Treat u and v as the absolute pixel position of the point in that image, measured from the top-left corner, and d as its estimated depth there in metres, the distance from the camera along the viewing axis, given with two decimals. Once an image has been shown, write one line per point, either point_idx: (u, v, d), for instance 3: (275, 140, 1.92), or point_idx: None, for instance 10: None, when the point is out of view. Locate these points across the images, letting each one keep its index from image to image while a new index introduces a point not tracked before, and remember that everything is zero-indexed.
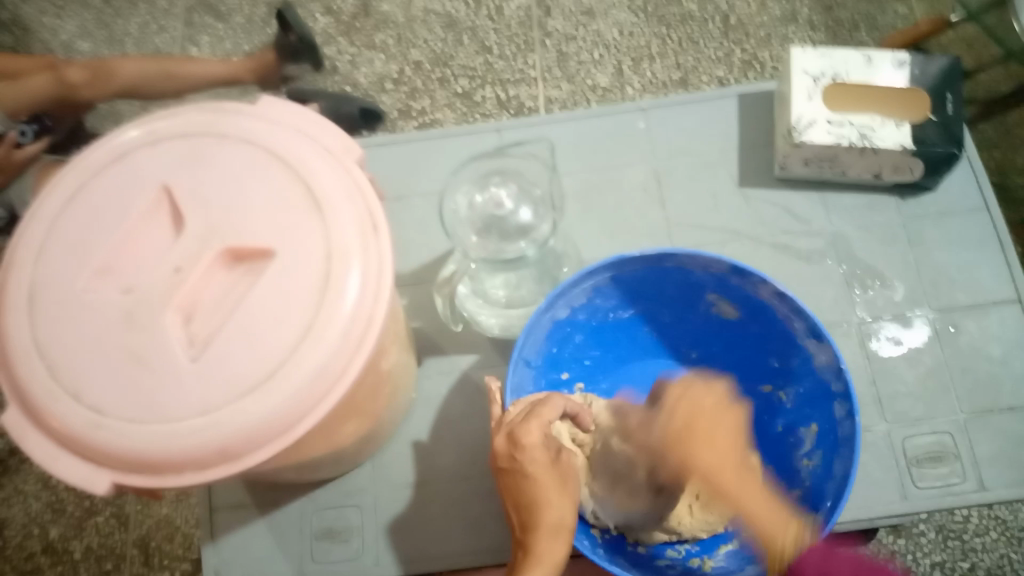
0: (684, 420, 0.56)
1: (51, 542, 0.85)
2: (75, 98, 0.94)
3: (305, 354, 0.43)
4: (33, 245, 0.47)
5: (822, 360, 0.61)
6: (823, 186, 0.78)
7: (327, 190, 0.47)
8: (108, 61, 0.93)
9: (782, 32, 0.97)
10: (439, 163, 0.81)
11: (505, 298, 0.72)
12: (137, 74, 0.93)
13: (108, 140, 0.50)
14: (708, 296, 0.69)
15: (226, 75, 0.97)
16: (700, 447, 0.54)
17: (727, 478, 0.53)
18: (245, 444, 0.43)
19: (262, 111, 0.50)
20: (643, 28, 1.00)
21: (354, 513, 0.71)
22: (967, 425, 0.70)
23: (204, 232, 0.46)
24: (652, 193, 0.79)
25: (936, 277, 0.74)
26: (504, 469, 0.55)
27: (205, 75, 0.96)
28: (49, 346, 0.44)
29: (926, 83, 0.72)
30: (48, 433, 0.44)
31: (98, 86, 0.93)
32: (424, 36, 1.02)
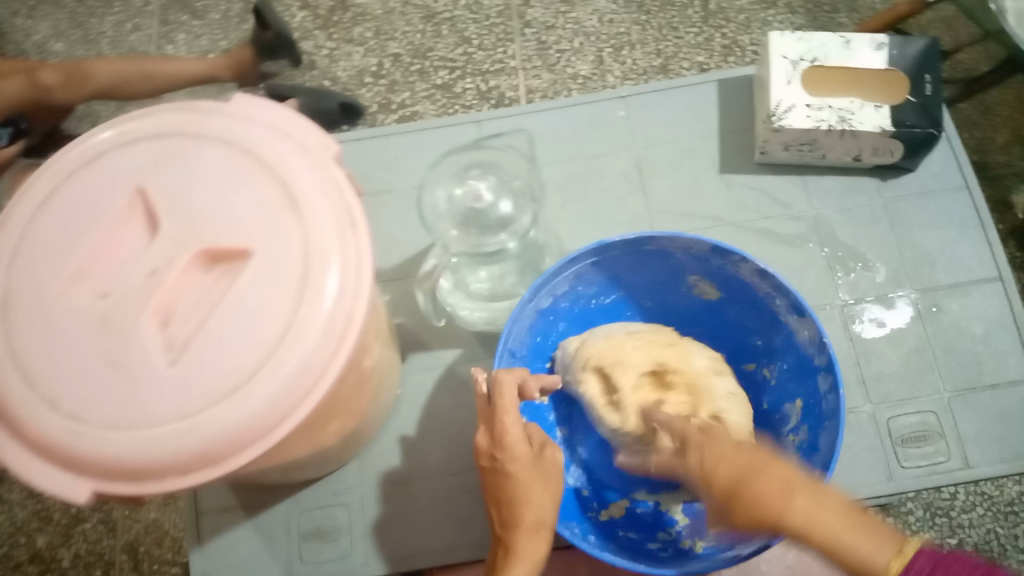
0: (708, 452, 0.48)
1: (39, 550, 0.84)
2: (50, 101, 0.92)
3: (285, 356, 0.43)
4: (5, 253, 0.46)
5: (806, 335, 0.61)
6: (804, 170, 0.78)
7: (303, 189, 0.47)
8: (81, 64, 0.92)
9: (761, 16, 0.97)
10: (419, 156, 0.81)
11: (489, 290, 0.72)
12: (114, 76, 0.92)
13: (80, 143, 0.49)
14: (689, 277, 0.68)
15: (203, 73, 0.96)
16: (761, 479, 0.43)
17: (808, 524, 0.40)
18: (227, 447, 0.43)
19: (236, 110, 0.50)
20: (622, 16, 0.99)
21: (342, 512, 0.70)
22: (951, 404, 0.70)
23: (179, 235, 0.45)
24: (633, 181, 0.79)
25: (918, 258, 0.74)
26: (485, 466, 0.56)
27: (181, 74, 0.95)
28: (25, 354, 0.44)
29: (904, 64, 0.72)
30: (26, 442, 0.44)
31: (73, 89, 0.91)
32: (402, 28, 1.01)
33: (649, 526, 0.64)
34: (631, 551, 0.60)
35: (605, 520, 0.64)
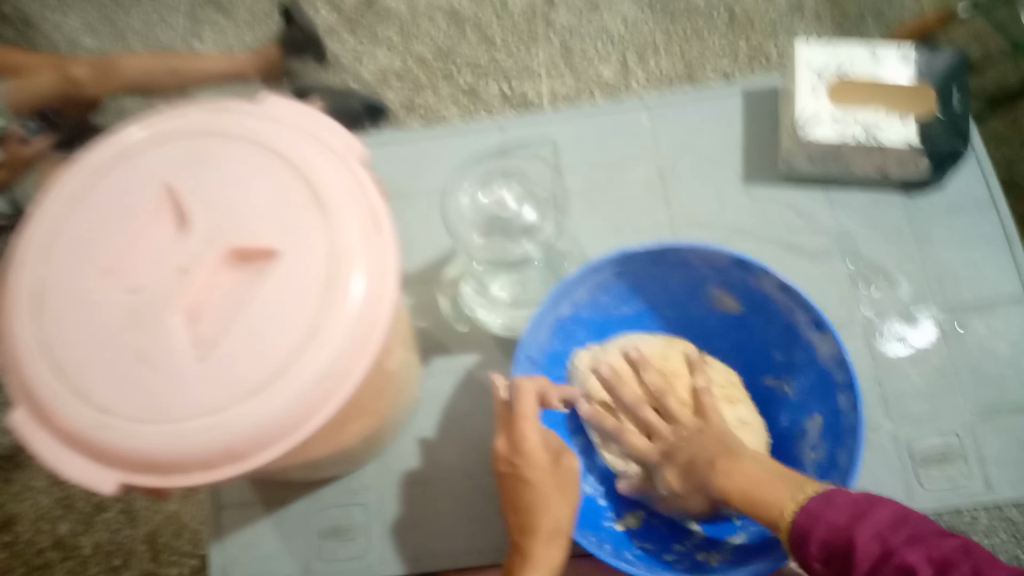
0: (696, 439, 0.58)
1: (61, 538, 0.86)
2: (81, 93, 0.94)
3: (311, 355, 0.44)
4: (38, 245, 0.47)
5: (826, 352, 0.61)
6: (829, 183, 0.77)
7: (332, 191, 0.47)
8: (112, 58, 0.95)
9: (789, 25, 0.97)
10: (443, 159, 0.81)
11: (508, 296, 0.73)
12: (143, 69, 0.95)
13: (113, 140, 0.50)
14: (710, 288, 0.68)
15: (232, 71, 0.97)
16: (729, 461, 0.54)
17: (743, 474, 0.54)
18: (252, 444, 0.44)
19: (266, 111, 0.50)
20: (648, 22, 0.99)
21: (360, 512, 0.71)
22: (974, 426, 0.69)
23: (208, 233, 0.46)
24: (657, 190, 0.79)
25: (943, 275, 0.74)
26: (504, 472, 0.57)
27: None
28: (55, 347, 0.44)
29: (932, 77, 0.72)
30: (55, 433, 0.44)
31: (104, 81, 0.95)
32: (428, 30, 1.01)
33: (666, 538, 0.64)
34: (647, 563, 0.60)
35: (620, 530, 0.64)
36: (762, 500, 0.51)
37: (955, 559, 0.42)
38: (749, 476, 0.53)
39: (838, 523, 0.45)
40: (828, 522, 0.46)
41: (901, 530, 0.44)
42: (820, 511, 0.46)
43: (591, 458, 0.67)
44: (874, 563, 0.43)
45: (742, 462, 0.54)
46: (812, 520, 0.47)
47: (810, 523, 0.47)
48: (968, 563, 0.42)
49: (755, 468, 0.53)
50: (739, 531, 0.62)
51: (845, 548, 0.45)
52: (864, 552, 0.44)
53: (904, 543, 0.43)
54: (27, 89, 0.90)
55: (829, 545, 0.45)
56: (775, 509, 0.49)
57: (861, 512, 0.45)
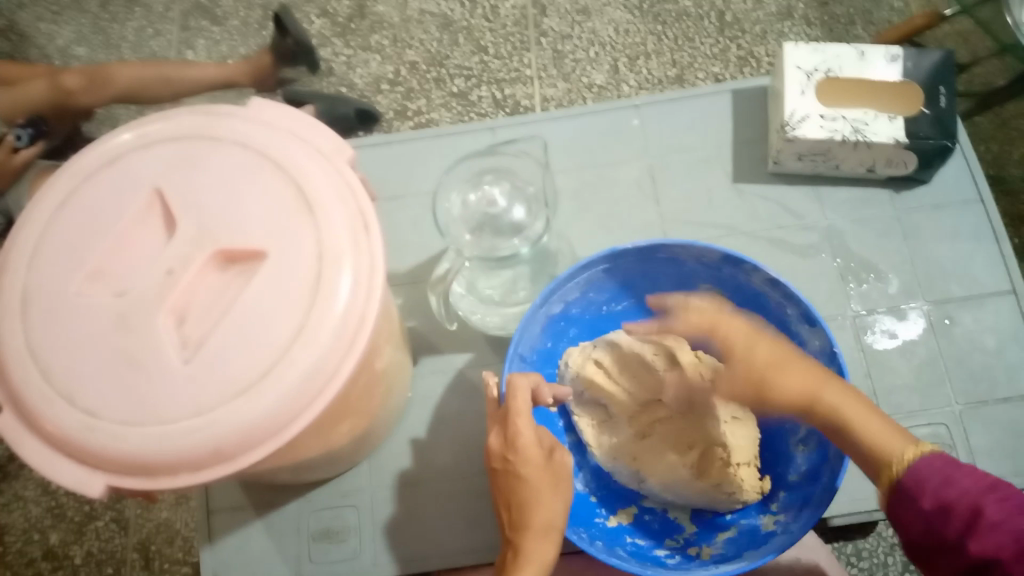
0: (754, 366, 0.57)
1: (52, 547, 0.85)
2: (71, 104, 0.94)
3: (298, 354, 0.44)
4: (26, 250, 0.47)
5: (816, 346, 0.61)
6: (817, 181, 0.78)
7: (319, 191, 0.47)
8: (103, 67, 0.93)
9: (777, 28, 0.97)
10: (433, 162, 0.82)
11: (501, 295, 0.72)
12: (134, 80, 0.94)
13: (101, 143, 0.50)
14: (701, 286, 0.68)
15: (222, 78, 0.97)
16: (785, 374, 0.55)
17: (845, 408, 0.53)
18: (239, 445, 0.43)
19: (253, 113, 0.51)
20: (638, 26, 1.00)
21: (351, 514, 0.71)
22: (963, 417, 0.70)
23: (196, 234, 0.46)
24: (646, 190, 0.79)
25: (931, 269, 0.74)
26: (497, 468, 0.56)
27: (200, 78, 0.96)
28: (42, 350, 0.44)
29: (918, 76, 0.72)
30: (42, 436, 0.44)
31: (93, 91, 0.93)
32: (419, 36, 1.02)
33: (657, 534, 0.64)
34: (641, 559, 0.60)
35: (613, 526, 0.64)
36: (875, 442, 0.51)
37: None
38: (853, 411, 0.53)
39: (934, 464, 0.48)
40: (929, 456, 0.49)
41: (992, 490, 0.46)
42: (915, 452, 0.50)
43: (582, 457, 0.67)
44: (955, 503, 0.46)
45: (858, 399, 0.54)
46: (908, 456, 0.50)
47: (907, 461, 0.49)
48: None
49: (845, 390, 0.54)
50: (729, 527, 0.63)
51: (934, 484, 0.48)
52: (949, 491, 0.47)
53: (984, 495, 0.46)
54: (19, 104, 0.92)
55: (920, 480, 0.48)
56: (889, 457, 0.50)
57: (959, 466, 0.48)
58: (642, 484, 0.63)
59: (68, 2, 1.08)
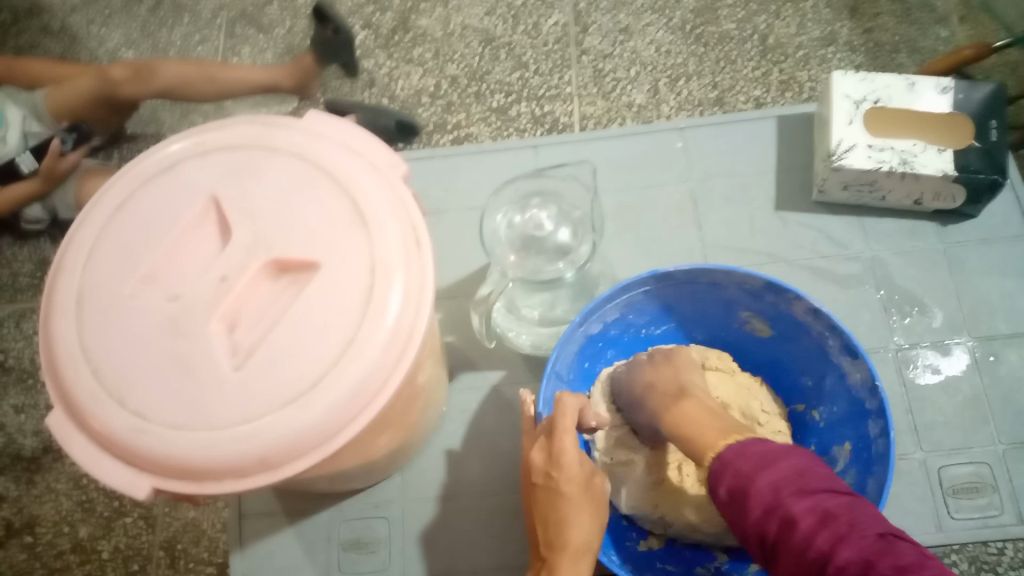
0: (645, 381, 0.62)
1: (81, 541, 0.86)
2: (118, 95, 0.93)
3: (348, 367, 0.44)
4: (82, 252, 0.48)
5: (857, 379, 0.61)
6: (861, 212, 0.77)
7: (373, 205, 0.48)
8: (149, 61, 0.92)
9: (821, 53, 0.97)
10: (475, 177, 0.82)
11: (539, 315, 0.72)
12: (180, 78, 0.93)
13: (158, 150, 0.51)
14: (742, 313, 0.68)
15: (263, 83, 0.98)
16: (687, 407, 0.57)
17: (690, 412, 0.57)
18: (285, 454, 0.44)
19: (310, 126, 0.51)
20: (680, 47, 1.00)
21: (381, 525, 0.71)
22: (1006, 457, 0.68)
23: (250, 244, 0.47)
24: (687, 214, 0.79)
25: (976, 305, 0.73)
26: (539, 484, 0.56)
27: (245, 80, 0.97)
28: (95, 351, 0.45)
29: (969, 109, 0.72)
30: (91, 436, 0.45)
31: (135, 86, 0.92)
32: (461, 51, 1.03)
33: (688, 561, 0.63)
34: None
35: (643, 550, 0.64)
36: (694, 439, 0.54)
37: (837, 514, 0.42)
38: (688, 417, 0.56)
39: (742, 521, 0.46)
40: (735, 471, 0.47)
41: (796, 483, 0.44)
42: (734, 460, 0.48)
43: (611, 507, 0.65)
44: (762, 512, 0.44)
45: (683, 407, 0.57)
46: (735, 464, 0.48)
47: (726, 463, 0.49)
48: (850, 523, 0.41)
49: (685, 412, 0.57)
50: None
51: (743, 492, 0.46)
52: (756, 501, 0.45)
53: (792, 495, 0.44)
54: (67, 101, 0.92)
55: (735, 490, 0.47)
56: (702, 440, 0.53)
57: (766, 463, 0.46)
58: (668, 528, 0.63)
59: (119, 6, 1.10)
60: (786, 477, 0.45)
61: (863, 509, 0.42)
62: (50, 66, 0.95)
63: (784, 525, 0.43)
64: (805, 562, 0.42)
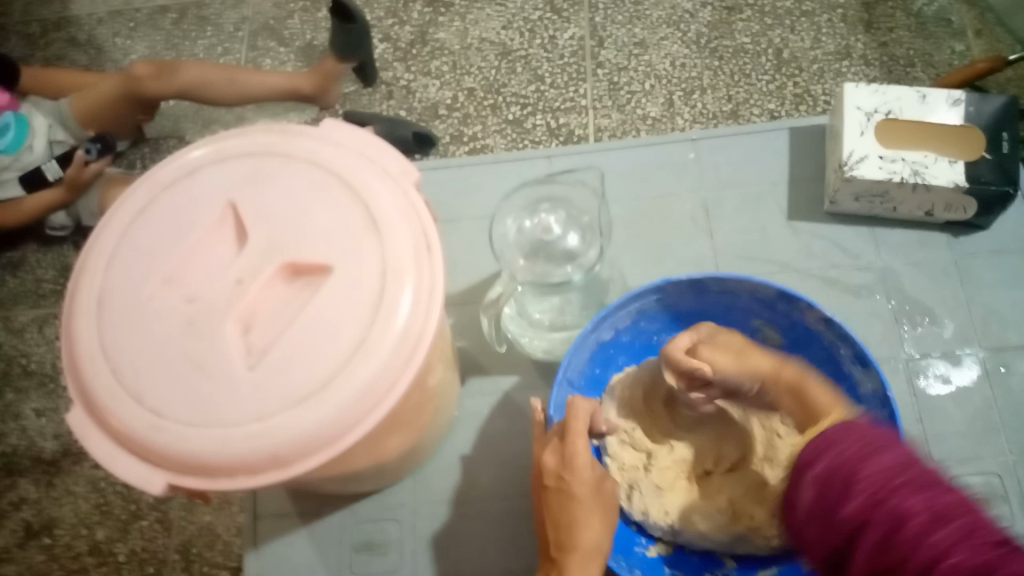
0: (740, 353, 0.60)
1: (97, 544, 0.87)
2: (143, 95, 0.93)
3: (358, 368, 0.45)
4: (104, 254, 0.49)
5: (868, 387, 0.61)
6: (873, 222, 0.77)
7: (386, 211, 0.49)
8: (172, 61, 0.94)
9: (836, 67, 0.98)
10: (489, 186, 0.83)
11: (549, 321, 0.74)
12: (200, 77, 0.94)
13: (178, 157, 0.52)
14: (753, 322, 0.68)
15: (286, 88, 0.98)
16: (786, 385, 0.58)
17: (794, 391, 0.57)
18: (296, 452, 0.45)
19: (326, 134, 0.53)
20: (695, 61, 1.01)
21: (392, 528, 0.72)
22: (1017, 469, 0.68)
23: (265, 247, 0.48)
24: (700, 224, 0.79)
25: (987, 316, 0.73)
26: (550, 486, 0.56)
27: (266, 84, 0.97)
28: (114, 350, 0.46)
29: (981, 121, 0.72)
30: (109, 433, 0.46)
31: (159, 84, 0.92)
32: (478, 63, 1.04)
33: (697, 568, 0.63)
34: None
35: (652, 556, 0.64)
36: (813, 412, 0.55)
37: (954, 516, 0.38)
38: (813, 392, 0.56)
39: (837, 512, 0.42)
40: (836, 457, 0.44)
41: (907, 474, 0.40)
42: (837, 446, 0.45)
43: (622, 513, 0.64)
44: (863, 502, 0.40)
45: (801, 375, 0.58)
46: (835, 451, 0.44)
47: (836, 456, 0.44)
48: (969, 526, 0.37)
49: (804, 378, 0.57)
50: (772, 564, 0.62)
51: (842, 482, 0.42)
52: (857, 490, 0.41)
53: (903, 487, 0.40)
54: (92, 106, 0.93)
55: (833, 480, 0.43)
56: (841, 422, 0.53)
57: (874, 453, 0.43)
58: (678, 536, 0.62)
59: (144, 19, 1.13)
60: (894, 469, 0.41)
61: (979, 512, 0.38)
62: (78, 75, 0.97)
63: (892, 519, 0.39)
64: (909, 562, 0.37)
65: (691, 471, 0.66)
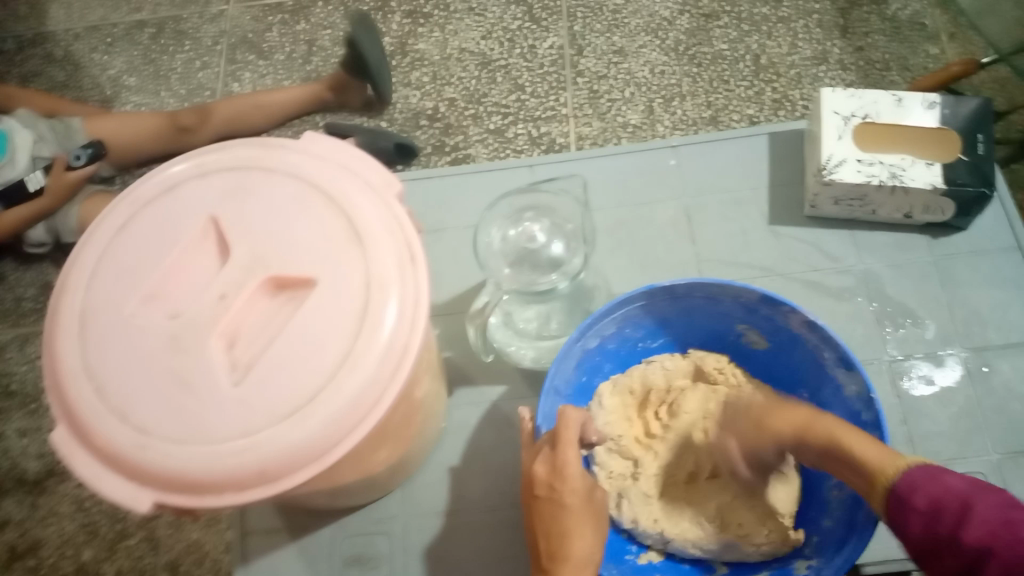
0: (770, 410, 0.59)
1: (84, 564, 0.86)
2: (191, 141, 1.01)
3: (345, 380, 0.45)
4: (86, 271, 0.49)
5: (853, 390, 0.61)
6: (854, 225, 0.78)
7: (369, 223, 0.49)
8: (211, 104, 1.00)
9: (813, 72, 0.98)
10: (473, 196, 0.83)
11: (537, 329, 0.74)
12: (234, 112, 1.00)
13: (158, 172, 0.52)
14: (738, 326, 0.69)
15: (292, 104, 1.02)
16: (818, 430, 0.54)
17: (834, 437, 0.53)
18: (284, 467, 0.44)
19: (306, 146, 0.53)
20: (674, 68, 1.01)
21: (383, 541, 0.71)
22: (1001, 467, 0.69)
23: (249, 261, 0.48)
24: (683, 229, 0.80)
25: (967, 315, 0.74)
26: (541, 496, 0.56)
27: (289, 103, 1.01)
28: (97, 368, 0.46)
29: (956, 123, 0.73)
30: (93, 452, 0.46)
31: (206, 130, 0.99)
32: (459, 74, 1.04)
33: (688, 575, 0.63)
34: None
35: (643, 564, 0.64)
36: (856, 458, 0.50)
37: None
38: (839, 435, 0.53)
39: (949, 536, 0.42)
40: (937, 487, 0.44)
41: (1023, 513, 0.41)
42: (931, 477, 0.45)
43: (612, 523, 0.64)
44: (986, 529, 0.40)
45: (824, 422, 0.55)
46: (937, 480, 0.44)
47: (915, 485, 0.45)
48: None
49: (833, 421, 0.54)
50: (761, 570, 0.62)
51: (952, 508, 0.42)
52: (975, 518, 0.41)
53: None
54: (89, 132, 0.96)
55: (936, 504, 0.43)
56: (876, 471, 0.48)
57: (980, 487, 0.43)
58: (668, 545, 0.63)
59: (122, 33, 1.12)
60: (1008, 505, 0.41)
61: None
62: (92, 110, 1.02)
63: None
64: None
65: (679, 475, 0.65)
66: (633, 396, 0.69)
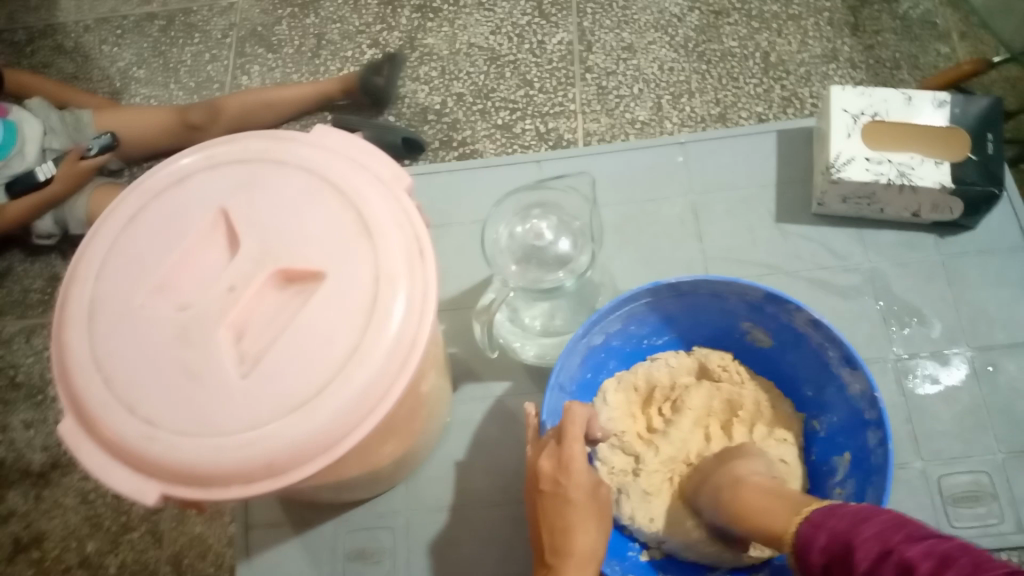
0: (706, 478, 0.60)
1: (88, 556, 0.86)
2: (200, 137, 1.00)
3: (353, 373, 0.45)
4: (95, 263, 0.49)
5: (858, 390, 0.61)
6: (861, 224, 0.78)
7: (378, 217, 0.49)
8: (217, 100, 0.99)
9: (822, 70, 0.98)
10: (480, 192, 0.84)
11: (542, 326, 0.74)
12: (243, 109, 0.99)
13: (169, 165, 0.52)
14: (743, 323, 0.69)
15: (294, 100, 1.00)
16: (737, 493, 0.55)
17: (743, 498, 0.53)
18: (290, 459, 0.45)
19: (316, 140, 0.53)
20: (682, 64, 1.01)
21: (387, 535, 0.71)
22: (1006, 468, 0.69)
23: (258, 254, 0.48)
24: (689, 227, 0.80)
25: (974, 315, 0.74)
26: (546, 491, 0.56)
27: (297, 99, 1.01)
28: (106, 358, 0.46)
29: (966, 122, 0.73)
30: (102, 443, 0.46)
31: (215, 127, 0.99)
32: (467, 69, 1.04)
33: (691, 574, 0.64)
34: None
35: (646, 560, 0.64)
36: (759, 519, 0.51)
37: (956, 556, 0.37)
38: (752, 501, 0.53)
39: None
40: (830, 529, 0.44)
41: (902, 530, 0.40)
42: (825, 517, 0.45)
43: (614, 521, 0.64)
44: (871, 562, 0.40)
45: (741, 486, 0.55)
46: (829, 521, 0.45)
47: (812, 536, 0.45)
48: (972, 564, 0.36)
49: (755, 484, 0.54)
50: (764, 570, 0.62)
51: (842, 552, 0.42)
52: (861, 553, 0.40)
53: (904, 541, 0.39)
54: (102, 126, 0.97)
55: (831, 552, 0.43)
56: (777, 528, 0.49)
57: (863, 518, 0.43)
58: (663, 543, 0.63)
59: (131, 26, 1.13)
60: (890, 528, 0.41)
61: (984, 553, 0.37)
62: (100, 101, 1.02)
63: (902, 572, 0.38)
64: None
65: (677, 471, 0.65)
66: (637, 391, 0.70)
